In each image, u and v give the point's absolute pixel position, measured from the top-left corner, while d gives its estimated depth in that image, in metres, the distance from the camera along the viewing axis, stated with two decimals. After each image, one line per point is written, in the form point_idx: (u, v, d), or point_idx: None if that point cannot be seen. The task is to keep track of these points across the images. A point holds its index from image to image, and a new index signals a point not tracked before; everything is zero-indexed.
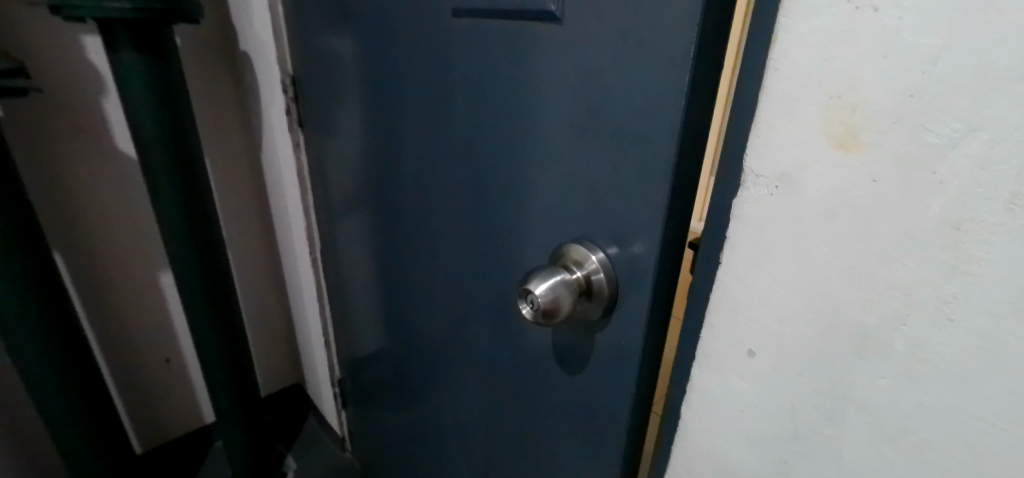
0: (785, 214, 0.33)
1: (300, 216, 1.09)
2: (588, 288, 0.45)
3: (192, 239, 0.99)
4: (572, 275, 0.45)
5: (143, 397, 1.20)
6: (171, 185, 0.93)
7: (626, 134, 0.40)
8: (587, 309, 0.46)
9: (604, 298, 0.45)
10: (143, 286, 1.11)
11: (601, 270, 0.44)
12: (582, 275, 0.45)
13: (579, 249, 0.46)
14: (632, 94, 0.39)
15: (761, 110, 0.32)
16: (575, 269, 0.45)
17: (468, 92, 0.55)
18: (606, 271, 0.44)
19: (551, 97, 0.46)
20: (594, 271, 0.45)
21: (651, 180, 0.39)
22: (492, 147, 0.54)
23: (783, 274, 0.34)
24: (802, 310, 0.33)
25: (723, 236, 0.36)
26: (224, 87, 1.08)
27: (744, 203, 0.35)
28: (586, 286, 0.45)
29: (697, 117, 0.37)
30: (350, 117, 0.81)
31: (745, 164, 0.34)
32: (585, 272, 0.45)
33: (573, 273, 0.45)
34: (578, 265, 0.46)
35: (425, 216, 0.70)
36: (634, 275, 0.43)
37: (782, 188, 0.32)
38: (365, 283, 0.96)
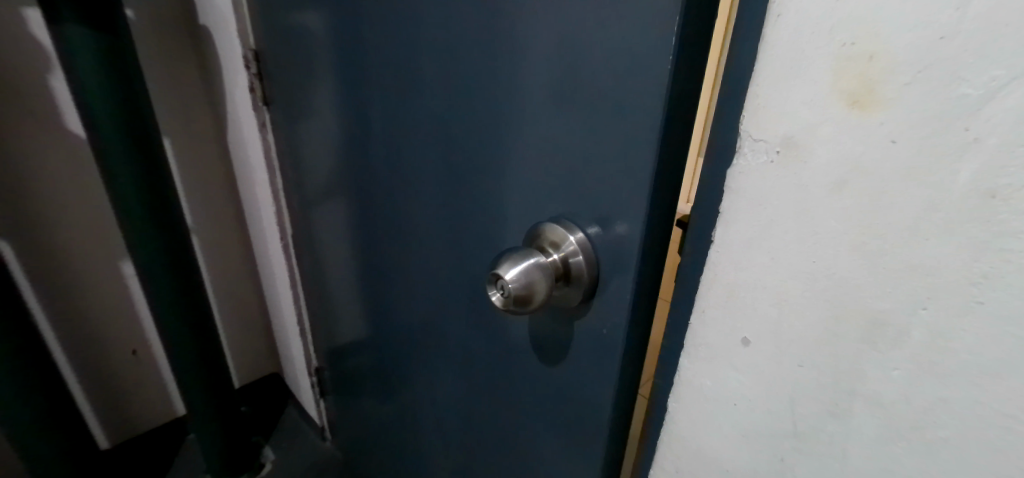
0: (789, 185, 0.28)
1: (270, 200, 1.03)
2: (566, 272, 0.41)
3: (154, 228, 0.93)
4: (548, 258, 0.41)
5: (109, 391, 1.15)
6: (127, 172, 0.87)
7: (609, 98, 0.36)
8: (566, 295, 0.42)
9: (583, 283, 0.41)
10: (103, 275, 1.05)
11: (580, 252, 0.40)
12: (559, 258, 0.41)
13: (556, 229, 0.42)
14: (613, 52, 0.35)
15: (763, 63, 0.28)
16: (551, 251, 0.41)
17: (438, 62, 0.50)
18: (585, 252, 0.40)
19: (527, 61, 0.41)
20: (572, 253, 0.41)
21: (636, 150, 0.35)
22: (465, 121, 0.49)
23: (784, 254, 0.30)
24: (805, 293, 0.29)
25: (717, 211, 0.32)
26: (186, 64, 1.01)
27: (741, 173, 0.30)
28: (564, 270, 0.41)
29: (688, 76, 0.33)
30: (319, 94, 0.75)
31: (743, 128, 0.30)
32: (562, 254, 0.41)
33: (549, 256, 0.41)
34: (555, 247, 0.41)
35: (400, 198, 0.66)
36: (616, 256, 0.39)
37: (785, 154, 0.28)
38: (342, 271, 0.92)
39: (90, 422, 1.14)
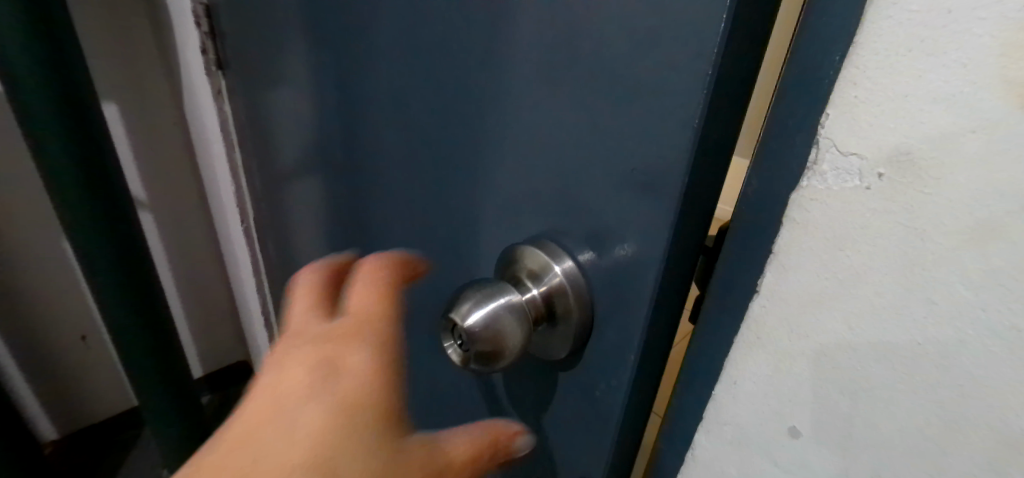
0: (893, 227, 0.18)
1: (228, 177, 0.92)
2: (549, 312, 0.31)
3: (92, 207, 0.82)
4: (524, 295, 0.30)
5: (51, 380, 1.05)
6: (61, 149, 0.76)
7: (620, 81, 0.24)
8: (548, 340, 0.32)
9: (571, 329, 0.30)
10: (38, 255, 0.94)
11: (567, 287, 0.30)
12: (538, 295, 0.30)
13: (535, 253, 0.31)
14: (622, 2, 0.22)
15: (875, 30, 0.17)
16: (528, 284, 0.31)
17: (392, 24, 0.38)
18: (575, 287, 0.30)
19: (506, 23, 0.29)
20: (557, 288, 0.30)
21: (658, 161, 0.23)
22: (427, 104, 0.38)
23: (868, 326, 0.20)
24: (897, 384, 0.20)
25: (769, 253, 0.22)
26: (132, 21, 0.89)
27: (812, 200, 0.20)
28: (545, 309, 0.30)
29: (750, 47, 0.20)
30: (274, 60, 0.64)
31: (824, 133, 0.19)
32: (542, 288, 0.30)
33: (525, 291, 0.30)
34: (533, 277, 0.31)
35: (359, 190, 0.55)
36: (616, 297, 0.28)
37: (892, 179, 0.18)
38: (308, 261, 0.81)
39: (34, 413, 1.06)
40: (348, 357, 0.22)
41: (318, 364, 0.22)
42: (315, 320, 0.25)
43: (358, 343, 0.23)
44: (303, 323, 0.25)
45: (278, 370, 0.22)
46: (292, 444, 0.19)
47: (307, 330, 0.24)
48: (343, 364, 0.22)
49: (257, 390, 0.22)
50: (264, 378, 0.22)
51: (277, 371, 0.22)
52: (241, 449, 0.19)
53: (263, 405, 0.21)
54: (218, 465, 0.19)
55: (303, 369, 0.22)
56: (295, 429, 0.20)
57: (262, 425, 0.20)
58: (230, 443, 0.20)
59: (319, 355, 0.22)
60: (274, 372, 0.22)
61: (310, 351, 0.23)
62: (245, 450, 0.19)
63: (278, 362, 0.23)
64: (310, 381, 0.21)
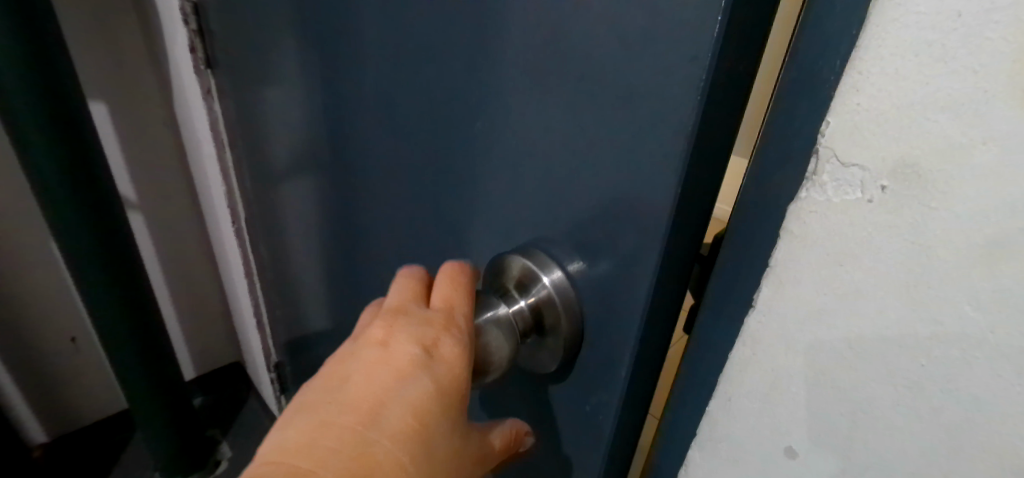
0: (896, 242, 0.17)
1: (219, 177, 0.91)
2: (536, 325, 0.30)
3: (78, 207, 0.81)
4: (511, 307, 0.30)
5: (40, 382, 1.04)
6: (47, 151, 0.75)
7: (609, 85, 0.22)
8: (536, 355, 0.31)
9: (560, 343, 0.29)
10: (25, 256, 0.93)
11: (555, 299, 0.29)
12: (525, 306, 0.30)
13: (522, 263, 0.30)
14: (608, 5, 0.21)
15: (879, 34, 0.16)
16: (515, 296, 0.30)
17: (379, 24, 0.37)
18: (563, 298, 0.29)
19: (492, 24, 0.27)
20: (545, 299, 0.29)
21: (650, 171, 0.22)
22: (413, 107, 0.36)
23: (869, 346, 0.19)
24: (898, 406, 0.19)
25: (766, 267, 0.21)
26: (121, 19, 0.87)
27: (811, 212, 0.19)
28: (533, 322, 0.30)
29: (747, 50, 0.19)
30: (264, 61, 0.63)
31: (823, 143, 0.18)
32: (529, 300, 0.30)
33: (511, 303, 0.30)
34: (519, 287, 0.30)
35: (349, 193, 0.53)
36: (606, 310, 0.27)
37: (895, 191, 0.17)
38: (300, 264, 0.79)
39: (23, 416, 1.05)
40: (445, 347, 0.26)
41: (425, 348, 0.26)
42: (411, 298, 0.28)
43: (453, 336, 0.27)
44: (401, 298, 0.28)
45: (387, 345, 0.26)
46: (405, 415, 0.24)
47: (406, 308, 0.28)
48: (441, 353, 0.26)
49: (369, 359, 0.26)
50: (376, 349, 0.26)
51: (387, 345, 0.26)
52: (365, 409, 0.24)
53: (380, 375, 0.25)
54: (347, 418, 0.24)
55: (413, 350, 0.26)
56: (407, 403, 0.24)
57: (379, 392, 0.25)
58: (354, 401, 0.24)
59: (424, 339, 0.26)
60: (383, 346, 0.26)
61: (410, 341, 0.26)
62: (369, 411, 0.24)
63: (387, 336, 0.26)
64: (420, 364, 0.25)
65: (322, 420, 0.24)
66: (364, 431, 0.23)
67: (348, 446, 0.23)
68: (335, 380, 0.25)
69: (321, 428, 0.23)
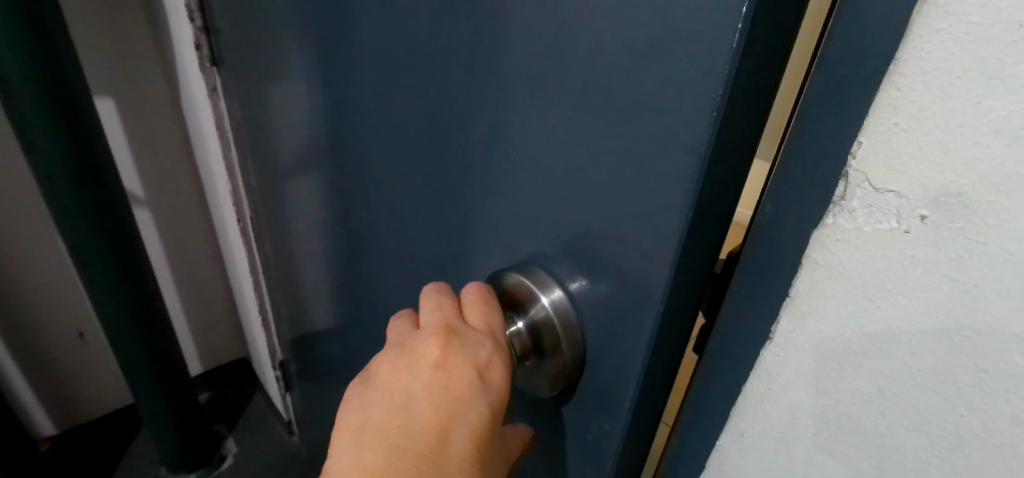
0: (936, 280, 0.16)
1: (224, 175, 0.90)
2: (536, 348, 0.29)
3: (84, 205, 0.81)
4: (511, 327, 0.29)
5: (48, 376, 1.05)
6: (53, 148, 0.75)
7: (615, 97, 0.21)
8: (534, 380, 0.30)
9: (563, 373, 0.28)
10: (32, 252, 0.93)
11: (555, 320, 0.27)
12: (524, 327, 0.29)
13: (520, 281, 0.29)
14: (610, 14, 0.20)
15: (922, 45, 0.14)
16: (514, 317, 0.29)
17: (377, 26, 0.35)
18: (564, 319, 0.27)
19: (493, 29, 0.26)
20: (543, 320, 0.28)
21: (658, 190, 0.20)
22: (414, 111, 0.35)
23: (901, 390, 0.17)
24: (929, 453, 0.18)
25: (785, 298, 0.19)
26: (129, 15, 0.87)
27: (837, 240, 0.17)
28: (533, 344, 0.29)
29: (768, 63, 0.17)
30: (268, 59, 0.61)
31: (854, 166, 0.16)
32: (528, 320, 0.28)
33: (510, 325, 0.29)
34: (518, 309, 0.29)
35: (352, 196, 0.52)
36: (608, 333, 0.25)
37: (936, 222, 0.15)
38: (305, 264, 0.78)
39: (31, 409, 1.05)
40: (496, 372, 0.26)
41: (480, 373, 0.25)
42: (453, 314, 0.27)
43: (502, 359, 0.26)
44: (445, 315, 0.27)
45: (442, 367, 0.25)
46: (467, 443, 0.24)
47: (453, 326, 0.26)
48: (493, 377, 0.25)
49: (426, 381, 0.25)
50: (432, 371, 0.25)
51: (443, 367, 0.25)
52: (433, 436, 0.23)
53: (441, 400, 0.24)
54: (414, 446, 0.23)
55: (469, 374, 0.25)
56: (467, 429, 0.24)
57: (442, 419, 0.24)
58: (419, 426, 0.24)
59: (478, 362, 0.25)
60: (438, 367, 0.25)
61: (466, 366, 0.25)
62: (435, 440, 0.23)
63: (441, 357, 0.25)
64: (478, 389, 0.25)
65: (390, 447, 0.23)
66: (433, 460, 0.23)
67: (422, 476, 0.23)
68: (395, 400, 0.25)
69: (392, 455, 0.23)
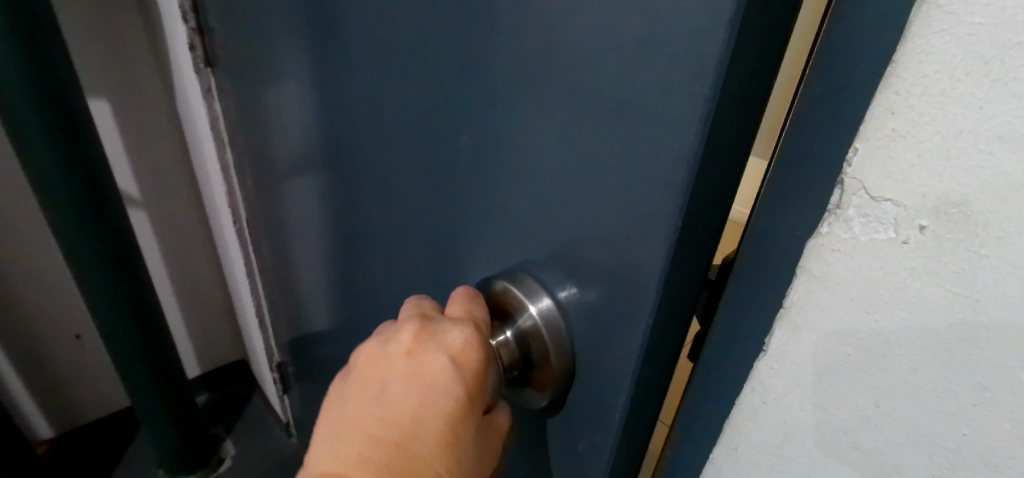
0: (936, 292, 0.15)
1: (220, 177, 0.89)
2: (524, 359, 0.28)
3: (79, 207, 0.80)
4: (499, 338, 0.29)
5: (46, 379, 1.04)
6: (46, 150, 0.74)
7: (603, 102, 0.20)
8: (524, 392, 0.30)
9: (549, 378, 0.28)
10: (28, 254, 0.93)
11: (542, 329, 0.27)
12: (512, 338, 0.28)
13: (508, 289, 0.28)
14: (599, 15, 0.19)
15: (922, 46, 0.13)
16: (502, 328, 0.29)
17: (367, 27, 0.35)
18: (552, 327, 0.27)
19: (481, 31, 0.25)
20: (530, 330, 0.28)
21: (648, 197, 0.20)
22: (404, 114, 0.34)
23: (900, 407, 0.17)
24: (929, 472, 0.17)
25: (779, 309, 0.19)
26: (124, 16, 0.86)
27: (832, 250, 0.17)
28: (520, 354, 0.28)
29: (761, 67, 0.17)
30: (262, 60, 0.61)
31: (849, 175, 0.16)
32: (516, 331, 0.28)
33: (496, 336, 0.29)
34: (505, 320, 0.29)
35: (346, 199, 0.51)
36: (596, 342, 0.25)
37: (937, 232, 0.14)
38: (301, 266, 0.77)
39: (27, 413, 1.05)
40: (474, 355, 0.25)
41: (454, 357, 0.25)
42: (431, 309, 0.27)
43: (480, 343, 0.25)
44: (422, 309, 0.27)
45: (415, 355, 0.25)
46: (442, 428, 0.24)
47: (429, 316, 0.26)
48: (469, 359, 0.25)
49: (399, 370, 0.25)
50: (405, 359, 0.25)
51: (415, 356, 0.25)
52: (405, 424, 0.24)
53: (414, 388, 0.24)
54: (388, 434, 0.24)
55: (442, 359, 0.24)
56: (442, 415, 0.24)
57: (414, 406, 0.24)
58: (392, 415, 0.24)
59: (453, 348, 0.25)
60: (411, 356, 0.25)
61: (439, 352, 0.25)
62: (408, 427, 0.24)
63: (414, 345, 0.25)
64: (451, 375, 0.24)
65: (365, 437, 0.24)
66: (407, 447, 0.24)
67: (394, 463, 0.23)
68: (370, 390, 0.25)
69: (368, 444, 0.24)
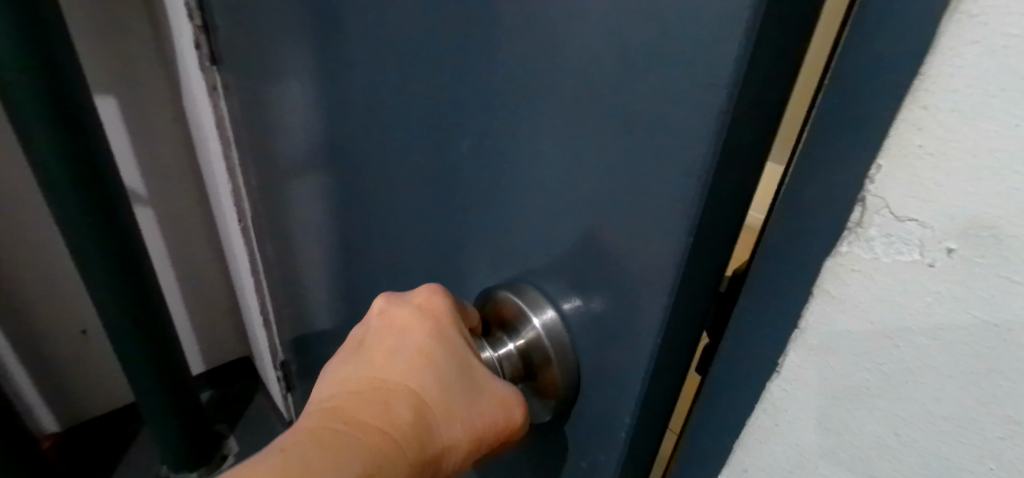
0: (963, 319, 0.14)
1: (225, 175, 0.89)
2: (526, 369, 0.28)
3: (84, 205, 0.80)
4: (500, 349, 0.28)
5: (51, 374, 1.05)
6: (50, 146, 0.74)
7: (611, 110, 0.19)
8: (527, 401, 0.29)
9: (553, 388, 0.27)
10: (34, 251, 0.93)
11: (544, 341, 0.27)
12: (514, 350, 0.28)
13: (512, 299, 0.28)
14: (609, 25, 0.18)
15: (954, 58, 0.12)
16: (505, 338, 0.28)
17: (372, 30, 0.34)
18: (554, 339, 0.26)
19: (486, 36, 0.24)
20: (532, 341, 0.27)
21: (657, 211, 0.19)
22: (408, 119, 0.34)
23: (921, 434, 0.16)
24: None
25: (795, 329, 0.18)
26: (130, 12, 0.86)
27: (852, 270, 0.16)
28: (522, 365, 0.28)
29: (777, 79, 0.16)
30: (266, 59, 0.60)
31: (874, 193, 0.15)
32: (517, 343, 0.28)
33: (499, 348, 0.28)
34: (508, 330, 0.28)
35: (350, 201, 0.51)
36: (598, 355, 0.24)
37: (965, 256, 0.13)
38: (306, 267, 0.77)
39: (33, 407, 1.05)
40: (440, 297, 0.27)
41: (419, 302, 0.26)
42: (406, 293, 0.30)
43: (445, 291, 0.27)
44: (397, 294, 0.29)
45: (385, 309, 0.27)
46: (413, 357, 0.25)
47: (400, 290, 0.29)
48: (436, 301, 0.26)
49: (372, 324, 0.27)
50: (378, 314, 0.27)
51: (385, 309, 0.27)
52: (376, 362, 0.25)
53: (384, 332, 0.26)
54: (360, 371, 0.25)
55: (409, 306, 0.26)
56: (413, 347, 0.25)
57: (384, 347, 0.25)
58: (364, 357, 0.26)
59: (418, 298, 0.27)
60: (381, 310, 0.27)
61: (406, 300, 0.27)
62: (379, 363, 0.25)
63: (385, 302, 0.27)
64: (417, 315, 0.26)
65: (339, 379, 0.25)
66: (377, 379, 0.24)
67: (364, 391, 0.24)
68: (346, 348, 0.27)
69: (340, 384, 0.25)
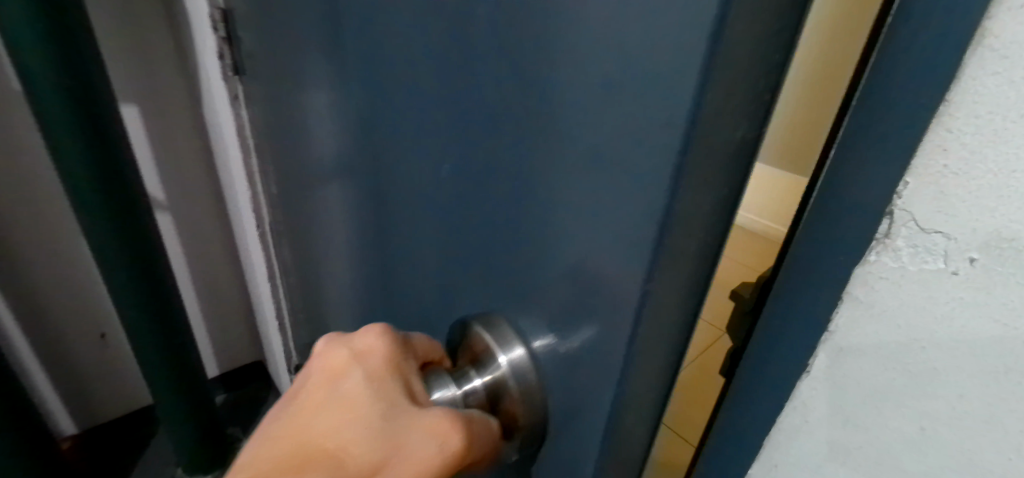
0: (984, 325, 0.16)
1: (245, 181, 0.91)
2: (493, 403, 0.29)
3: (107, 208, 0.82)
4: (465, 386, 0.29)
5: (71, 377, 1.07)
6: (77, 152, 0.76)
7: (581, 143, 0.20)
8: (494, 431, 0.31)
9: (518, 422, 0.29)
10: (54, 256, 0.95)
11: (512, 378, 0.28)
12: (482, 385, 0.29)
13: (481, 335, 0.29)
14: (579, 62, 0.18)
15: (975, 86, 0.14)
16: (472, 372, 0.30)
17: None
18: (527, 375, 0.28)
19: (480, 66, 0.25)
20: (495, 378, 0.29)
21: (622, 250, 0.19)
22: None
23: (945, 431, 0.18)
24: None
25: (824, 333, 0.19)
26: (151, 23, 0.88)
27: (880, 277, 0.17)
28: (489, 399, 0.29)
29: None
30: (287, 69, 0.62)
31: (902, 207, 0.16)
32: (482, 380, 0.29)
33: (464, 383, 0.30)
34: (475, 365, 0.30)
35: None
36: (566, 392, 0.25)
37: (987, 266, 0.15)
38: (322, 271, 0.78)
39: (52, 409, 1.07)
40: (370, 341, 0.28)
41: (351, 348, 0.28)
42: None
43: (383, 332, 0.29)
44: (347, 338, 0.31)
45: (322, 358, 0.29)
46: (336, 409, 0.26)
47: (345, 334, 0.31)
48: (367, 346, 0.28)
49: (308, 375, 0.29)
50: (316, 364, 0.29)
51: (321, 358, 0.29)
52: (300, 419, 0.26)
53: (317, 384, 0.28)
54: (285, 430, 0.26)
55: (343, 352, 0.28)
56: (338, 397, 0.26)
57: (312, 401, 0.27)
58: (291, 414, 0.27)
59: (353, 343, 0.28)
60: (318, 360, 0.29)
61: (338, 348, 0.29)
62: (302, 420, 0.26)
63: (325, 349, 0.29)
64: (348, 362, 0.28)
65: (266, 439, 0.26)
66: (298, 438, 0.26)
67: (286, 452, 0.25)
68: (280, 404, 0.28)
69: (265, 443, 0.26)
